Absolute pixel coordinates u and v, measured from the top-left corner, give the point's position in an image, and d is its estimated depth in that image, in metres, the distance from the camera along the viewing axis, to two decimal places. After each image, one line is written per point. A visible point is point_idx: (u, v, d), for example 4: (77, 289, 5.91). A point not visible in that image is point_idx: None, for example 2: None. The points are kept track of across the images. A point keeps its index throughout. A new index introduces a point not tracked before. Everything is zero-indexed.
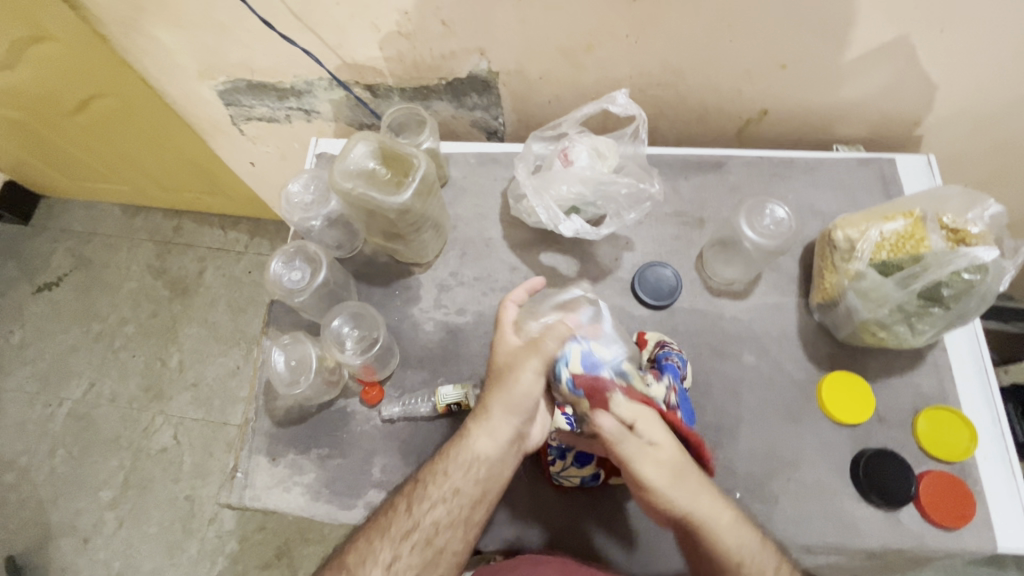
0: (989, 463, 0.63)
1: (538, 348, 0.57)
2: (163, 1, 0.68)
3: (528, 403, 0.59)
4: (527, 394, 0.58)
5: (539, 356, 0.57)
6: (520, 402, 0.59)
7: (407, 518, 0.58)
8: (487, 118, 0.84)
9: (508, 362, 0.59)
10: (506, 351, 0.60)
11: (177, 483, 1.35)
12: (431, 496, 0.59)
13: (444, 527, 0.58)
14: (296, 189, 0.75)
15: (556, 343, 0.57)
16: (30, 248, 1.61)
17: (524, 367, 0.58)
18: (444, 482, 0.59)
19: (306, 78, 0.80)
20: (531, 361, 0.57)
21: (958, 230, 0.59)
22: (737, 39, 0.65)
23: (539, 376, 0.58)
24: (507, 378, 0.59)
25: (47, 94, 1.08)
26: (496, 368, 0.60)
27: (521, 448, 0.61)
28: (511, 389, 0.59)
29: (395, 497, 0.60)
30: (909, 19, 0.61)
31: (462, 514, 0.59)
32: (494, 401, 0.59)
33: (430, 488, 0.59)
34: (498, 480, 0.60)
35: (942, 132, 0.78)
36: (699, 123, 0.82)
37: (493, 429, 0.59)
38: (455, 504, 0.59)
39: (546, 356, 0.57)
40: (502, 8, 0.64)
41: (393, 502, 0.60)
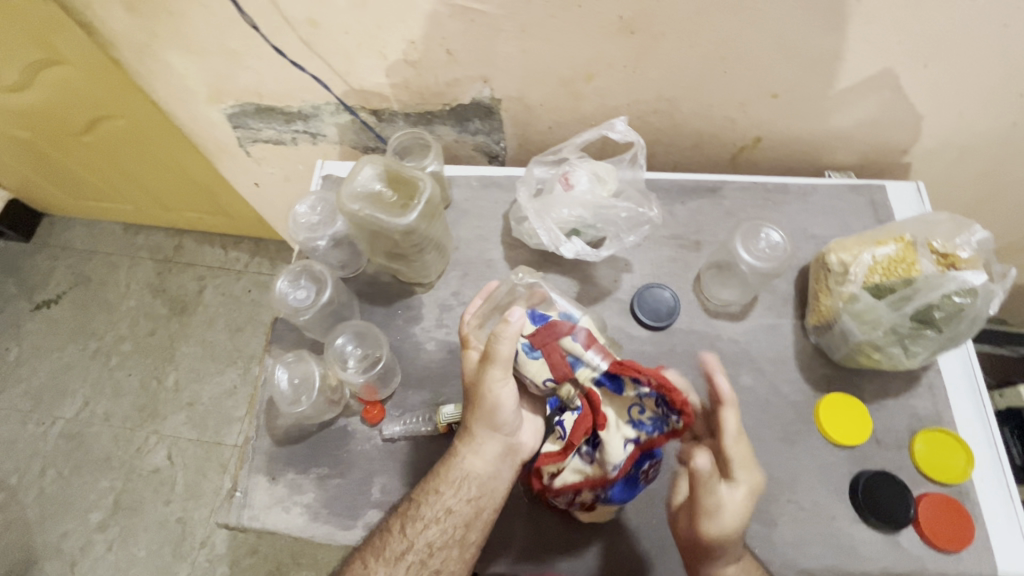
0: (986, 486, 0.64)
1: (493, 359, 0.58)
2: (177, 29, 0.71)
3: (506, 415, 0.61)
4: (504, 407, 0.60)
5: (497, 364, 0.58)
6: (497, 416, 0.61)
7: (402, 539, 0.59)
8: (488, 142, 0.86)
9: (474, 382, 0.62)
10: (471, 372, 0.63)
11: (168, 504, 1.33)
12: (423, 516, 0.60)
13: (439, 547, 0.60)
14: (302, 210, 0.76)
15: (509, 347, 0.57)
16: (29, 265, 1.61)
17: (487, 380, 0.59)
18: (437, 501, 0.60)
19: (313, 103, 0.83)
20: (492, 371, 0.58)
21: (947, 254, 0.61)
22: (730, 69, 0.68)
23: (506, 384, 0.59)
24: (477, 397, 0.61)
25: (56, 115, 1.10)
26: (469, 391, 0.62)
27: (513, 458, 0.64)
28: (486, 406, 0.60)
29: (392, 516, 0.61)
30: (893, 53, 0.64)
31: (456, 533, 0.60)
32: (475, 422, 0.62)
33: (423, 508, 0.60)
34: (491, 499, 0.61)
35: (929, 161, 0.81)
36: (695, 149, 0.84)
37: (480, 447, 0.61)
38: (448, 523, 0.60)
39: (500, 361, 0.58)
40: (504, 38, 0.67)
41: (390, 523, 0.61)
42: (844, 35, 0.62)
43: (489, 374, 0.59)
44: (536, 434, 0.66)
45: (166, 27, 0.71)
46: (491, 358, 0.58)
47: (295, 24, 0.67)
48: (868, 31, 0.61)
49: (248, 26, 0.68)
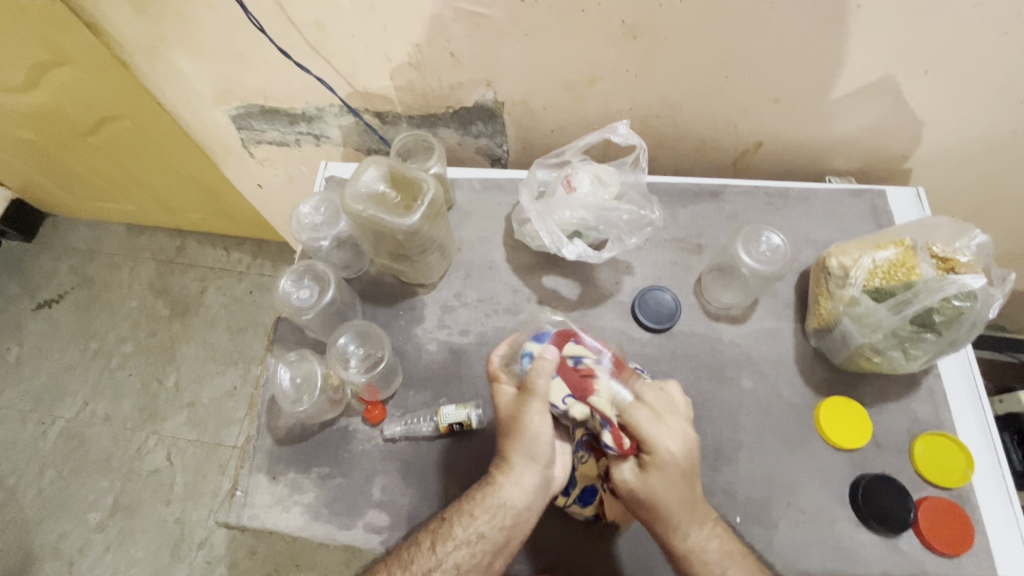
0: (987, 491, 0.64)
1: (533, 390, 0.60)
2: (184, 30, 0.71)
3: (543, 444, 0.60)
4: (542, 438, 0.60)
5: (536, 398, 0.60)
6: (536, 446, 0.60)
7: (430, 555, 0.58)
8: (491, 145, 0.87)
9: (511, 413, 0.61)
10: (507, 401, 0.62)
11: (167, 505, 1.32)
12: (456, 535, 0.59)
13: (467, 571, 0.58)
14: (306, 211, 0.77)
15: (546, 381, 0.60)
16: (31, 265, 1.62)
17: (529, 411, 0.60)
18: (470, 524, 0.59)
19: (317, 105, 0.83)
20: (532, 404, 0.60)
21: (947, 258, 0.61)
22: (733, 74, 0.69)
23: (543, 415, 0.60)
24: (516, 426, 0.61)
25: (61, 115, 1.11)
26: (504, 421, 0.62)
27: (547, 491, 0.62)
28: (525, 435, 0.60)
29: (422, 531, 0.60)
30: (894, 60, 0.64)
31: (482, 558, 0.58)
32: (511, 449, 0.61)
33: (455, 528, 0.59)
34: (522, 526, 0.59)
35: (929, 166, 0.81)
36: (697, 153, 0.85)
37: (517, 476, 0.60)
38: (478, 548, 0.58)
39: (542, 394, 0.60)
40: (509, 42, 0.67)
41: (419, 537, 0.60)
42: (845, 41, 0.63)
43: (529, 405, 0.60)
44: (566, 470, 0.65)
45: (173, 29, 0.72)
46: (535, 388, 0.60)
47: (301, 27, 0.68)
48: (869, 38, 0.62)
49: (255, 29, 0.69)
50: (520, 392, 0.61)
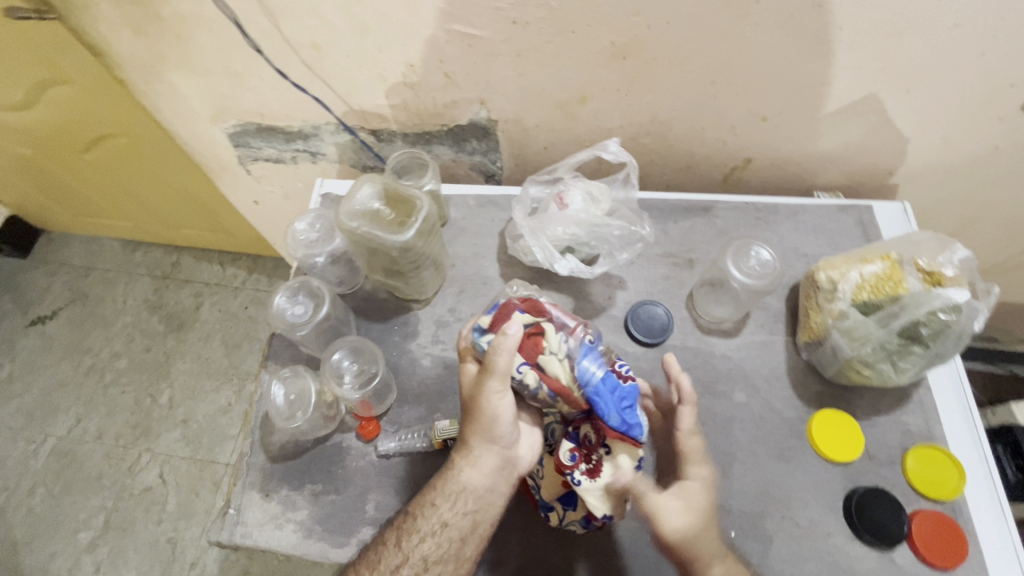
0: (981, 504, 0.64)
1: (491, 370, 0.57)
2: (183, 51, 0.73)
3: (503, 426, 0.61)
4: (501, 419, 0.61)
5: (495, 377, 0.57)
6: (494, 429, 0.61)
7: (397, 552, 0.59)
8: (485, 162, 0.88)
9: (472, 396, 0.61)
10: (467, 383, 0.62)
11: (159, 524, 1.31)
12: (420, 528, 0.60)
13: (436, 561, 0.59)
14: (301, 227, 0.78)
15: (506, 357, 0.56)
16: (26, 281, 1.62)
17: (487, 394, 0.59)
18: (433, 514, 0.60)
19: (314, 123, 0.84)
20: (490, 383, 0.58)
21: (933, 272, 0.62)
22: (721, 93, 0.70)
23: (502, 396, 0.59)
24: (474, 408, 0.61)
25: (59, 133, 1.12)
26: (464, 405, 0.62)
27: (511, 473, 0.63)
28: (483, 419, 0.60)
29: (388, 529, 0.61)
30: (878, 79, 0.66)
31: (451, 548, 0.60)
32: (472, 433, 0.62)
33: (418, 520, 0.60)
34: (485, 510, 0.61)
35: (915, 182, 0.83)
36: (688, 169, 0.86)
37: (476, 460, 0.61)
38: (444, 537, 0.60)
39: (499, 373, 0.57)
40: (502, 63, 0.69)
41: (385, 537, 0.60)
42: (830, 61, 0.64)
43: (487, 387, 0.59)
44: (532, 450, 0.65)
45: (172, 50, 0.73)
46: (490, 368, 0.57)
47: (298, 47, 0.69)
48: (852, 58, 0.64)
49: (253, 50, 0.70)
50: (478, 375, 0.59)
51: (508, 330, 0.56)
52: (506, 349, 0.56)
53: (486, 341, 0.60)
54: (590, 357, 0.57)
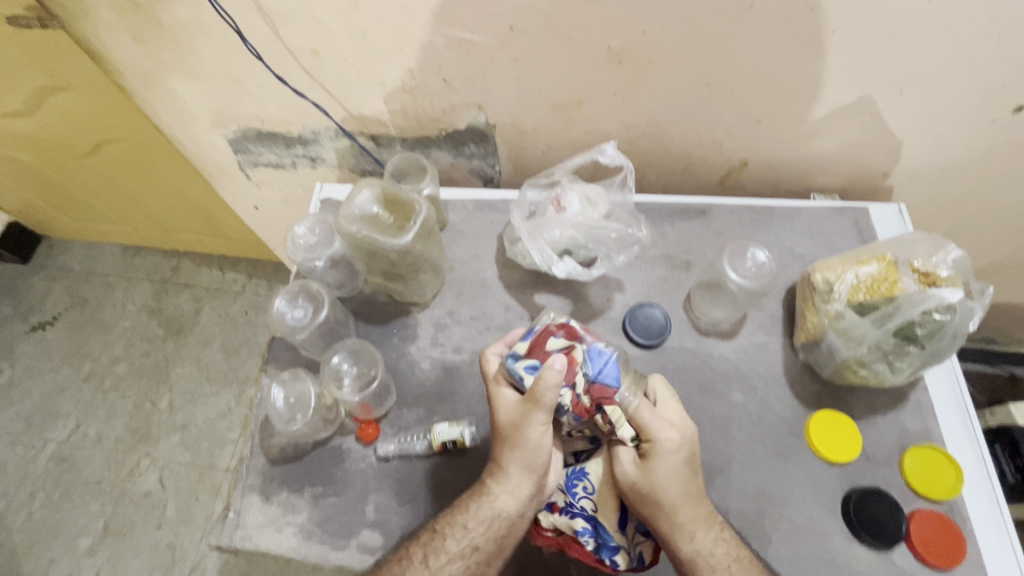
0: (978, 503, 0.64)
1: (535, 402, 0.56)
2: (183, 57, 0.73)
3: (544, 457, 0.59)
4: (542, 450, 0.58)
5: (541, 409, 0.56)
6: (535, 459, 0.59)
7: (423, 570, 0.58)
8: (483, 166, 0.89)
9: (513, 422, 0.59)
10: (511, 411, 0.59)
11: (158, 529, 1.31)
12: (449, 548, 0.59)
13: None
14: (301, 232, 0.78)
15: (552, 394, 0.55)
16: (26, 287, 1.62)
17: (531, 423, 0.57)
18: (463, 536, 0.59)
19: (313, 128, 0.85)
20: (535, 416, 0.57)
21: (928, 273, 0.63)
22: (716, 95, 0.71)
23: (546, 427, 0.58)
24: (517, 435, 0.58)
25: (59, 139, 1.12)
26: (502, 429, 0.60)
27: (540, 499, 0.61)
28: (525, 447, 0.58)
29: (413, 545, 0.60)
30: (870, 81, 0.67)
31: (478, 569, 0.59)
32: (509, 458, 0.59)
33: (448, 540, 0.59)
34: (513, 536, 0.60)
35: (910, 183, 0.83)
36: (684, 172, 0.87)
37: (513, 486, 0.59)
38: (472, 559, 0.59)
39: (546, 408, 0.56)
40: (499, 67, 0.70)
41: (410, 552, 0.59)
42: (823, 64, 0.65)
43: (531, 416, 0.57)
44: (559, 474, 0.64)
45: (172, 56, 0.74)
46: (540, 403, 0.56)
47: (296, 53, 0.70)
48: (844, 61, 0.64)
49: (252, 56, 0.71)
50: (524, 404, 0.57)
51: (552, 364, 0.56)
52: (550, 386, 0.55)
53: (522, 368, 0.59)
54: (614, 371, 0.56)
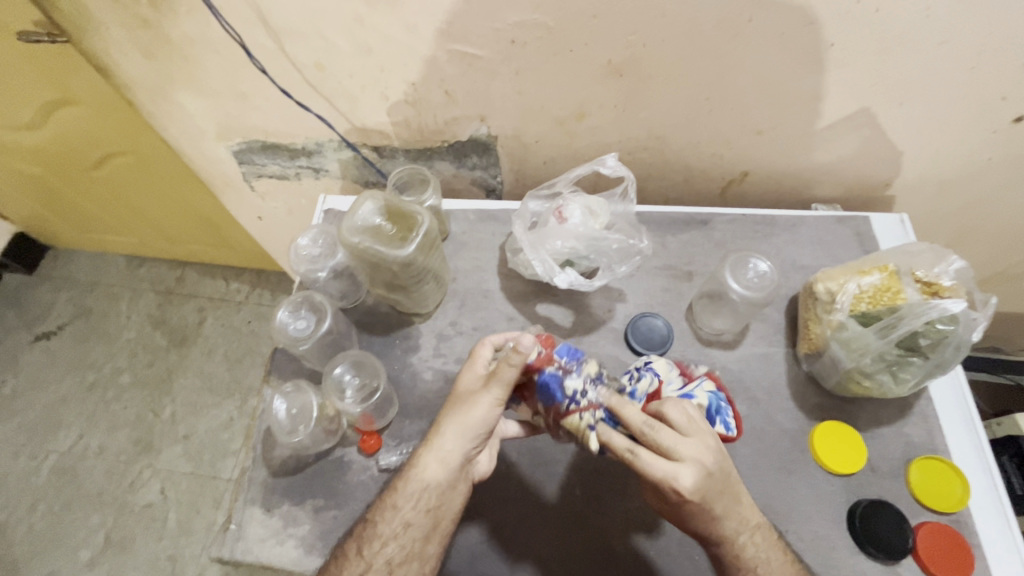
0: (986, 516, 0.63)
1: (496, 378, 0.57)
2: (190, 72, 0.74)
3: (481, 430, 0.59)
4: (479, 424, 0.58)
5: (502, 386, 0.57)
6: (472, 430, 0.58)
7: (359, 560, 0.58)
8: (486, 177, 0.89)
9: (470, 390, 0.60)
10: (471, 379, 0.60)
11: (159, 541, 1.30)
12: (381, 533, 0.59)
13: (398, 564, 0.58)
14: (304, 243, 0.79)
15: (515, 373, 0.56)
16: (31, 297, 1.63)
17: (484, 394, 0.58)
18: (394, 516, 0.59)
19: (317, 140, 0.86)
20: (494, 390, 0.57)
21: (931, 284, 0.63)
22: (716, 108, 0.72)
23: (497, 404, 0.58)
24: (466, 403, 0.59)
25: (67, 151, 1.14)
26: (454, 398, 0.61)
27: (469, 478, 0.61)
28: (466, 414, 0.58)
29: (348, 540, 0.60)
30: (870, 93, 0.67)
31: (415, 546, 0.59)
32: (446, 429, 0.59)
33: (381, 524, 0.59)
34: (447, 508, 0.59)
35: (911, 194, 0.83)
36: (686, 183, 0.87)
37: (443, 455, 0.58)
38: (406, 538, 0.58)
39: (506, 383, 0.57)
40: (501, 80, 0.70)
41: (346, 547, 0.60)
42: (823, 76, 0.66)
43: (485, 390, 0.58)
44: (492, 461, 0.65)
45: (178, 70, 0.75)
46: (500, 376, 0.57)
47: (302, 67, 0.71)
48: (844, 74, 0.65)
49: (258, 70, 0.72)
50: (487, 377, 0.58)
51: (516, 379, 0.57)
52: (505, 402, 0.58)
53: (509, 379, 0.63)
54: (558, 379, 0.56)
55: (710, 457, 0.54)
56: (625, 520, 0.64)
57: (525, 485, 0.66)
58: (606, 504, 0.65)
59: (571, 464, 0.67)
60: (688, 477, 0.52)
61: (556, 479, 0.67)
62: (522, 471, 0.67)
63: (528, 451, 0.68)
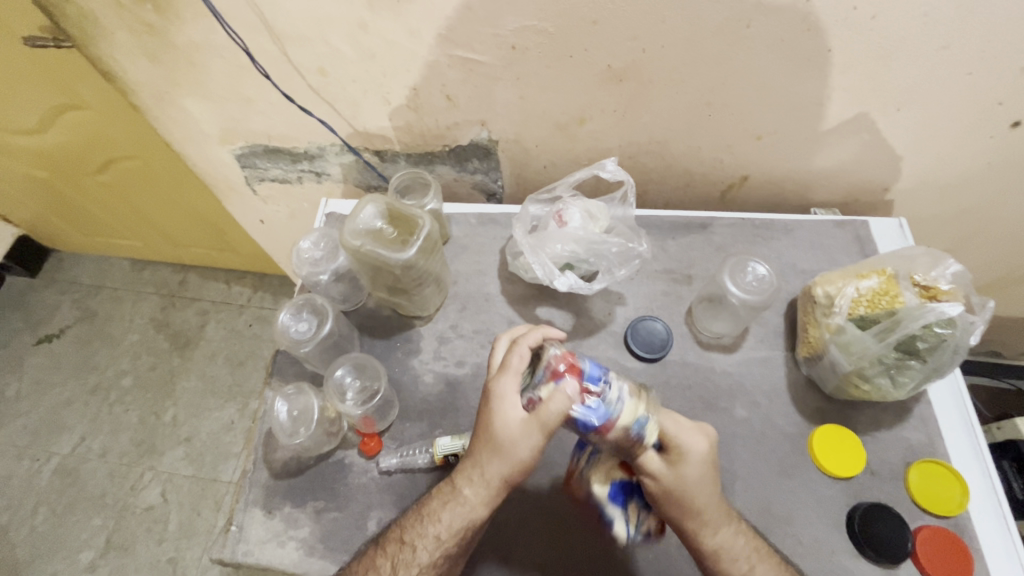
0: (985, 521, 0.63)
1: (541, 420, 0.53)
2: (194, 77, 0.75)
3: (524, 470, 0.56)
4: (524, 464, 0.55)
5: (548, 429, 0.53)
6: (515, 469, 0.55)
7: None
8: (487, 181, 0.90)
9: (511, 430, 0.55)
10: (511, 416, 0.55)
11: (160, 544, 1.30)
12: (422, 561, 0.57)
13: None
14: (306, 246, 0.79)
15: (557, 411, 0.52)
16: (35, 300, 1.64)
17: (530, 438, 0.54)
18: (436, 546, 0.57)
19: (319, 144, 0.86)
20: (539, 432, 0.53)
21: (929, 287, 0.63)
22: (716, 113, 0.72)
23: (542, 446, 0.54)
24: (509, 444, 0.55)
25: (71, 155, 1.15)
26: (492, 434, 0.56)
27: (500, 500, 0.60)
28: (511, 456, 0.55)
29: (381, 557, 0.58)
30: (869, 99, 0.68)
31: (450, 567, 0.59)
32: (489, 467, 0.56)
33: (418, 551, 0.57)
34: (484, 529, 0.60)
35: (910, 198, 0.84)
36: (686, 187, 0.88)
37: (487, 494, 0.56)
38: (444, 565, 0.58)
39: (551, 427, 0.53)
40: (502, 86, 0.71)
41: (379, 565, 0.58)
42: (822, 82, 0.66)
43: (532, 433, 0.54)
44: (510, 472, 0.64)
45: (183, 75, 0.75)
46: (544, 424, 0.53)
47: (305, 72, 0.71)
48: (843, 79, 0.65)
49: (262, 76, 0.73)
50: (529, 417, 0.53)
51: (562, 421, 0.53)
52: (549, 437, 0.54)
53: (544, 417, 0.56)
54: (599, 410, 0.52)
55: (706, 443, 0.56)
56: None
57: (526, 488, 0.67)
58: None
59: None
60: (685, 461, 0.55)
61: (556, 482, 0.67)
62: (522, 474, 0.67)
63: None
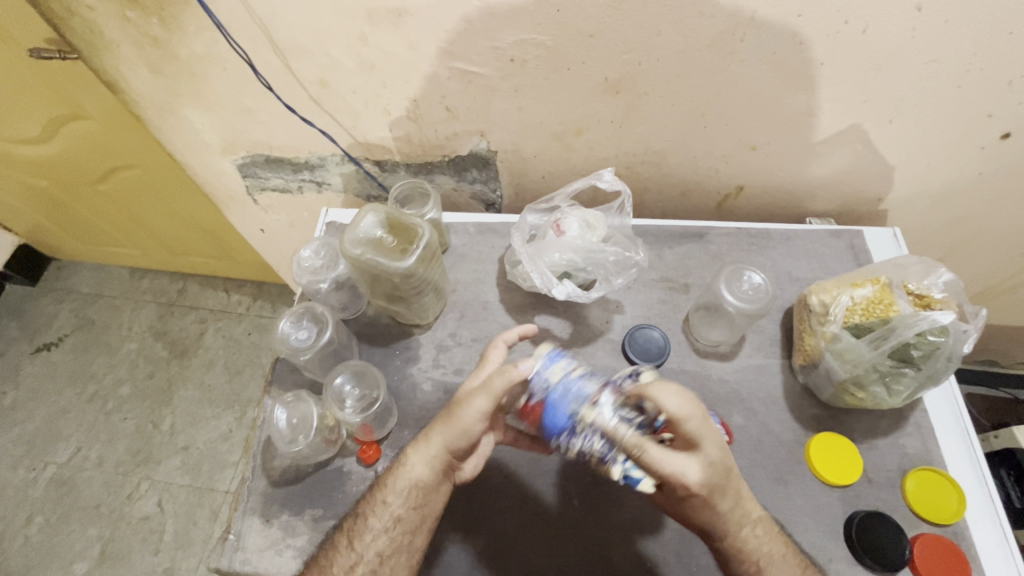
0: (982, 529, 0.63)
1: (486, 388, 0.57)
2: (197, 88, 0.76)
3: (472, 436, 0.59)
4: (472, 430, 0.58)
5: (485, 395, 0.57)
6: (464, 436, 0.58)
7: (349, 553, 0.60)
8: (485, 191, 0.91)
9: (461, 398, 0.60)
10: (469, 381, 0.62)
11: (156, 554, 1.29)
12: (371, 526, 0.60)
13: (390, 556, 0.60)
14: (306, 255, 0.80)
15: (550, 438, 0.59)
16: (34, 309, 1.64)
17: (471, 405, 0.58)
18: (384, 511, 0.60)
19: (320, 154, 0.87)
20: (478, 400, 0.57)
21: (922, 296, 0.64)
22: (711, 124, 0.73)
23: (484, 415, 0.57)
24: (457, 410, 0.59)
25: (73, 165, 1.16)
26: (451, 403, 0.61)
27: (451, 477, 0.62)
28: (455, 421, 0.58)
29: (341, 532, 0.62)
30: (860, 110, 0.69)
31: (404, 540, 0.60)
32: (438, 430, 0.60)
33: (371, 521, 0.60)
34: (434, 504, 0.61)
35: (904, 208, 0.85)
36: (682, 197, 0.89)
37: (431, 455, 0.60)
38: (398, 532, 0.60)
39: (492, 393, 0.57)
40: (500, 97, 0.72)
41: (337, 539, 0.62)
42: (813, 94, 0.67)
43: (473, 398, 0.58)
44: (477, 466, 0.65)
45: (186, 86, 0.76)
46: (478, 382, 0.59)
47: (306, 84, 0.72)
48: (834, 92, 0.67)
49: (264, 87, 0.74)
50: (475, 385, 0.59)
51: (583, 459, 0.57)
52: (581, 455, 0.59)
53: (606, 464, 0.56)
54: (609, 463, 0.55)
55: (717, 451, 0.55)
56: (624, 531, 0.64)
57: (525, 496, 0.67)
58: (604, 514, 0.65)
59: (569, 474, 0.68)
60: (694, 473, 0.54)
61: (555, 489, 0.67)
62: (521, 482, 0.67)
63: (527, 462, 0.69)
